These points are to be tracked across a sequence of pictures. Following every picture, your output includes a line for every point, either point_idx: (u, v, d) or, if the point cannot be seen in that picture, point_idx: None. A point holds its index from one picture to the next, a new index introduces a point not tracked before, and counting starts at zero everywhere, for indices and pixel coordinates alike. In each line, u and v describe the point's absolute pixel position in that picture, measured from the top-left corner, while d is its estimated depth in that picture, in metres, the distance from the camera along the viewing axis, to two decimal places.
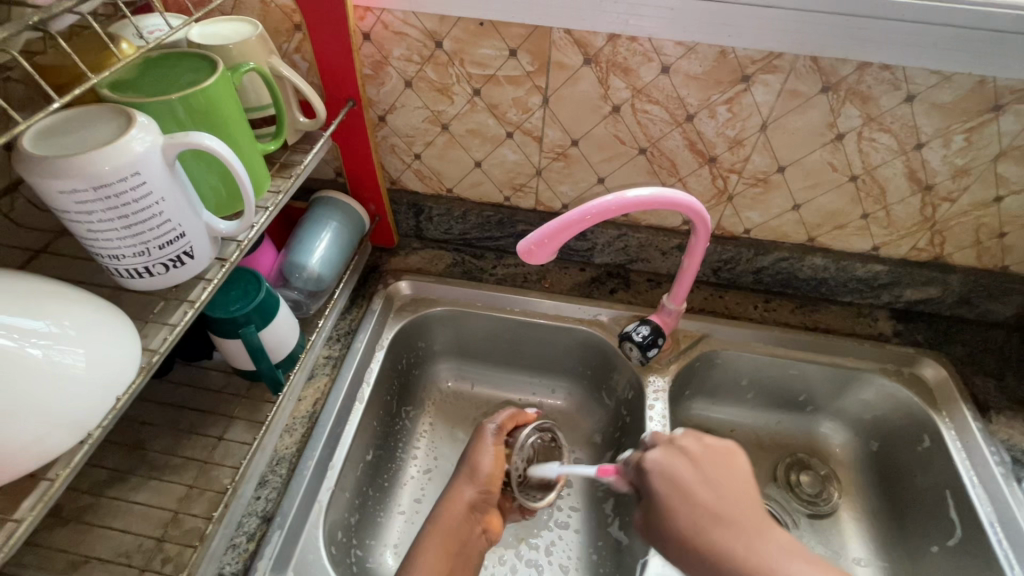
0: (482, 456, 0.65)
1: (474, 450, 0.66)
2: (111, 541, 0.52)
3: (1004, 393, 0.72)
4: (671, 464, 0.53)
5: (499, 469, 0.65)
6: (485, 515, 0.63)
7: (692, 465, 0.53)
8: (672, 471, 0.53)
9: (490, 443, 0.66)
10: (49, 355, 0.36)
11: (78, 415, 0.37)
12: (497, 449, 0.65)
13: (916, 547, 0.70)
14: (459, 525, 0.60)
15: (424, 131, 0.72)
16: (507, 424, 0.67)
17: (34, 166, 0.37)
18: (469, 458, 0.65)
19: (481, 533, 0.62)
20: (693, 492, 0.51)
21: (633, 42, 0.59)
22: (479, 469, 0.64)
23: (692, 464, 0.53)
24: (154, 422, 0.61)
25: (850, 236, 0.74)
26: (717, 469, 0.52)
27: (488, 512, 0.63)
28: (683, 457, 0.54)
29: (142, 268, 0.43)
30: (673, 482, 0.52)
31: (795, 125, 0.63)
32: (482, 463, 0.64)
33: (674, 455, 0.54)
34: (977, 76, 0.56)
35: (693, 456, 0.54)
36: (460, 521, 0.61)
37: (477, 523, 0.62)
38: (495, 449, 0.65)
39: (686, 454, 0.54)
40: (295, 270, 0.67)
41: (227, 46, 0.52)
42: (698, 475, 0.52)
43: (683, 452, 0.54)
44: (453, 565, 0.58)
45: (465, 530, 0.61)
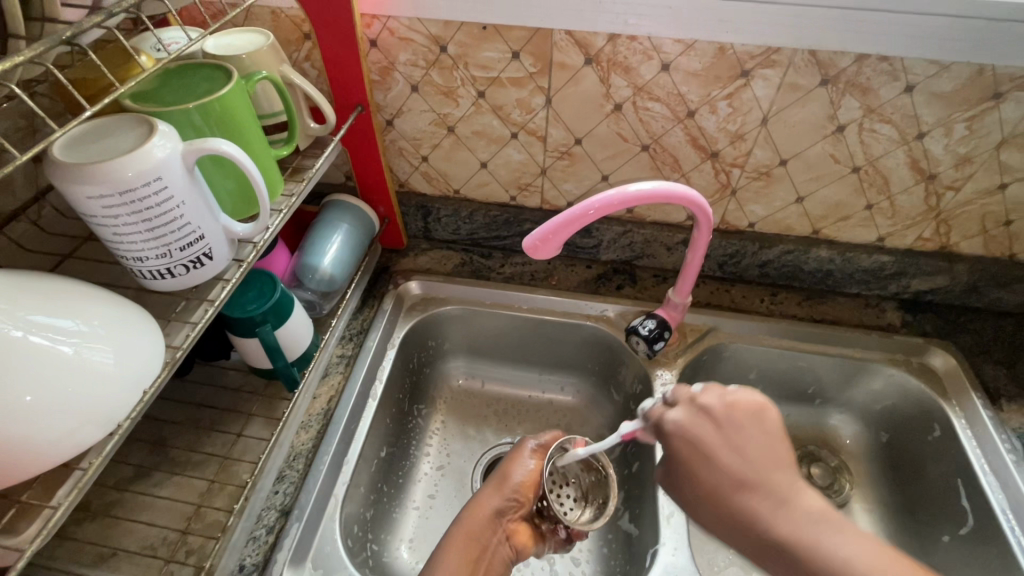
0: (517, 467, 0.65)
1: (509, 461, 0.65)
2: (137, 534, 0.54)
3: (1015, 381, 0.72)
4: (693, 425, 0.53)
5: (533, 480, 0.64)
6: (508, 524, 0.62)
7: (716, 429, 0.52)
8: (696, 433, 0.53)
9: (526, 452, 0.66)
10: (79, 351, 0.38)
11: (107, 408, 0.39)
12: (536, 464, 0.65)
13: (929, 537, 0.70)
14: (481, 532, 0.60)
15: (430, 134, 0.74)
16: (548, 441, 0.67)
17: (63, 173, 0.39)
18: (502, 469, 0.65)
19: (504, 544, 0.61)
20: (719, 444, 0.51)
21: (633, 41, 0.60)
22: (508, 480, 0.63)
23: (715, 422, 0.53)
24: (176, 420, 0.63)
25: (855, 227, 0.74)
26: (744, 425, 0.52)
27: (514, 521, 0.62)
28: (706, 419, 0.53)
29: (164, 269, 0.45)
30: (699, 446, 0.52)
31: (796, 118, 0.64)
32: (516, 475, 0.64)
33: (696, 419, 0.53)
34: (976, 64, 0.56)
35: (714, 414, 0.53)
36: (483, 529, 0.60)
37: (500, 533, 0.61)
38: (532, 461, 0.65)
39: (710, 414, 0.53)
40: (308, 271, 0.68)
41: (241, 55, 0.54)
42: (723, 434, 0.52)
43: (707, 412, 0.53)
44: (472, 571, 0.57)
45: (487, 535, 0.60)
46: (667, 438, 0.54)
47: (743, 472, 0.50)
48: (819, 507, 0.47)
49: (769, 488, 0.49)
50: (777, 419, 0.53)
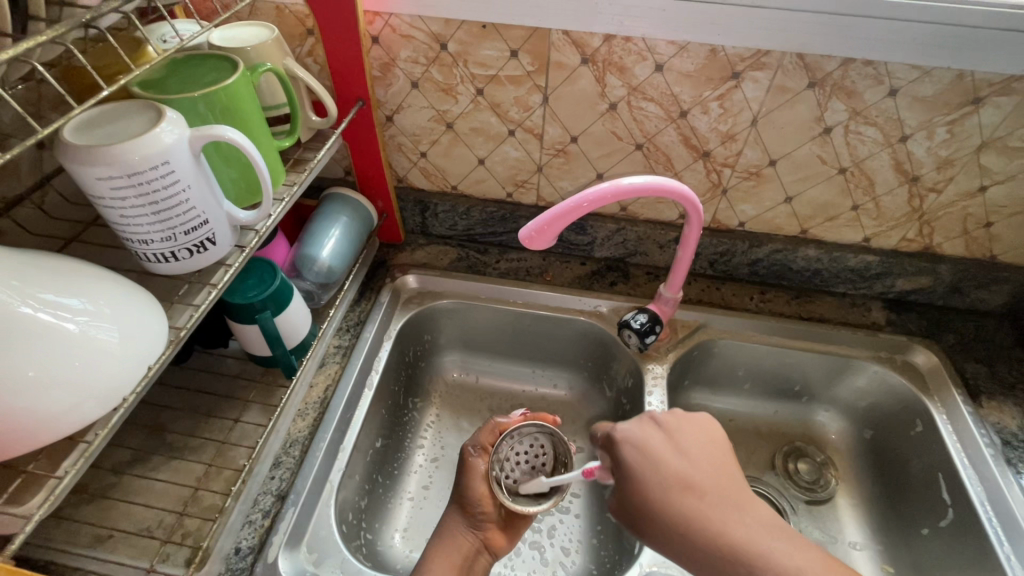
0: (471, 479, 0.63)
1: (462, 479, 0.64)
2: (134, 516, 0.55)
3: (995, 378, 0.74)
4: (644, 435, 0.55)
5: (486, 489, 0.63)
6: (485, 534, 0.62)
7: (664, 434, 0.55)
8: (646, 440, 0.55)
9: (471, 462, 0.64)
10: (84, 329, 0.39)
11: (113, 383, 0.40)
12: (483, 466, 0.64)
13: (910, 531, 0.72)
14: (460, 545, 0.61)
15: (429, 130, 0.76)
16: (485, 441, 0.65)
17: (74, 155, 0.40)
18: (460, 488, 0.64)
19: (482, 552, 0.62)
20: (668, 454, 0.53)
21: (628, 42, 0.62)
22: (470, 499, 0.62)
23: (665, 431, 0.55)
24: (175, 406, 0.64)
25: (841, 227, 0.76)
26: (691, 436, 0.54)
27: (489, 530, 0.62)
28: (655, 427, 0.56)
29: (168, 253, 0.47)
30: (644, 451, 0.54)
31: (784, 119, 0.66)
32: (473, 489, 0.63)
33: (645, 425, 0.56)
34: (956, 70, 0.59)
35: (663, 423, 0.56)
36: (465, 551, 0.61)
37: (478, 544, 0.62)
38: (479, 468, 0.63)
39: (660, 423, 0.56)
40: (307, 263, 0.69)
41: (245, 47, 0.55)
42: (673, 446, 0.53)
43: (657, 423, 0.56)
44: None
45: (470, 548, 0.61)
46: (618, 448, 0.55)
47: (689, 478, 0.51)
48: (765, 516, 0.49)
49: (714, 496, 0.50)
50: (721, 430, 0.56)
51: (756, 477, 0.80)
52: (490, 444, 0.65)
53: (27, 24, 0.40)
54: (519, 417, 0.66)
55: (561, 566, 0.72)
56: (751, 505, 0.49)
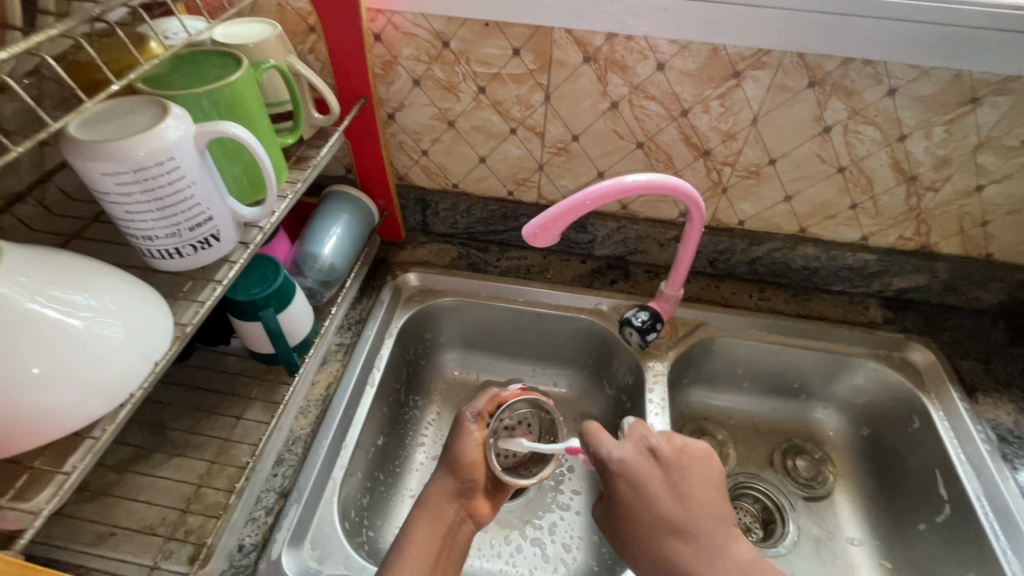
0: (465, 445, 0.65)
1: (454, 442, 0.66)
2: (136, 513, 0.55)
3: (991, 375, 0.75)
4: (643, 471, 0.57)
5: (479, 456, 0.64)
6: (470, 501, 0.63)
7: (659, 469, 0.57)
8: (639, 475, 0.57)
9: (467, 429, 0.66)
10: (89, 325, 0.39)
11: (119, 379, 0.40)
12: (478, 434, 0.66)
13: (907, 526, 0.73)
14: (444, 511, 0.61)
15: (431, 128, 0.76)
16: (485, 408, 0.67)
17: (79, 150, 0.40)
18: (451, 451, 0.65)
19: (467, 521, 0.62)
20: (664, 495, 0.55)
21: (630, 40, 0.62)
22: (458, 460, 0.64)
23: (664, 469, 0.57)
24: (177, 404, 0.64)
25: (840, 226, 0.77)
26: (689, 476, 0.56)
27: (475, 498, 0.63)
28: (651, 460, 0.58)
29: (173, 249, 0.46)
30: (636, 486, 0.56)
31: (784, 118, 0.66)
32: (465, 453, 0.64)
33: (641, 458, 0.58)
34: (953, 70, 0.60)
35: (664, 459, 0.57)
36: (448, 515, 0.61)
37: (463, 511, 0.62)
38: (474, 435, 0.65)
39: (656, 456, 0.58)
40: (309, 260, 0.69)
41: (248, 44, 0.55)
42: (670, 487, 0.56)
43: (658, 459, 0.58)
44: (441, 549, 0.59)
45: (454, 516, 0.61)
46: (612, 479, 0.57)
47: (681, 521, 0.54)
48: (747, 558, 0.51)
49: (698, 538, 0.53)
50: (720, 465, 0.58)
51: (755, 474, 0.81)
52: (486, 413, 0.67)
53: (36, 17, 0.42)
54: (516, 390, 0.67)
55: (562, 563, 0.72)
56: (734, 548, 0.52)
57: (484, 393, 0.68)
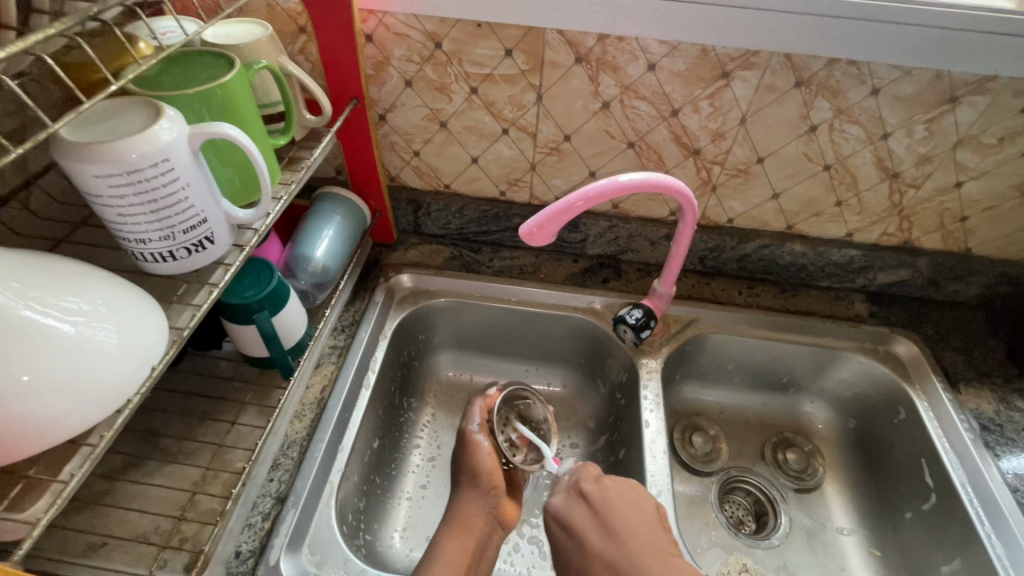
0: (477, 453, 0.67)
1: (468, 455, 0.68)
2: (129, 522, 0.54)
3: (971, 365, 0.78)
4: (572, 513, 0.57)
5: (495, 461, 0.67)
6: (497, 509, 0.65)
7: (591, 510, 0.56)
8: (569, 519, 0.57)
9: (477, 440, 0.68)
10: (79, 330, 0.38)
11: (115, 385, 0.39)
12: (489, 442, 0.68)
13: (893, 515, 0.75)
14: (473, 523, 0.63)
15: (422, 129, 0.76)
16: (483, 417, 0.70)
17: (70, 153, 0.40)
18: (466, 461, 0.68)
19: (497, 529, 0.64)
20: (599, 531, 0.54)
21: (621, 41, 0.63)
22: (478, 471, 0.66)
23: (591, 506, 0.57)
24: (168, 410, 0.63)
25: (825, 223, 0.79)
26: (617, 505, 0.56)
27: (501, 504, 0.66)
28: (582, 502, 0.58)
29: (166, 252, 0.46)
30: (571, 529, 0.56)
31: (771, 118, 0.68)
32: (481, 463, 0.67)
33: (573, 502, 0.58)
34: (933, 71, 0.61)
35: (590, 496, 0.58)
36: (478, 526, 0.63)
37: (491, 519, 0.64)
38: (484, 443, 0.68)
39: (586, 495, 0.58)
40: (301, 263, 0.69)
41: (238, 44, 0.55)
42: (600, 522, 0.55)
43: (584, 497, 0.58)
44: (472, 561, 0.60)
45: (482, 527, 0.63)
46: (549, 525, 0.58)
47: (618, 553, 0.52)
48: None
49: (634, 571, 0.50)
50: (649, 499, 0.57)
51: (747, 468, 0.82)
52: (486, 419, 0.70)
53: (30, 16, 0.41)
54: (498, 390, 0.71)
55: None
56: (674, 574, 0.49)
57: (472, 403, 0.71)
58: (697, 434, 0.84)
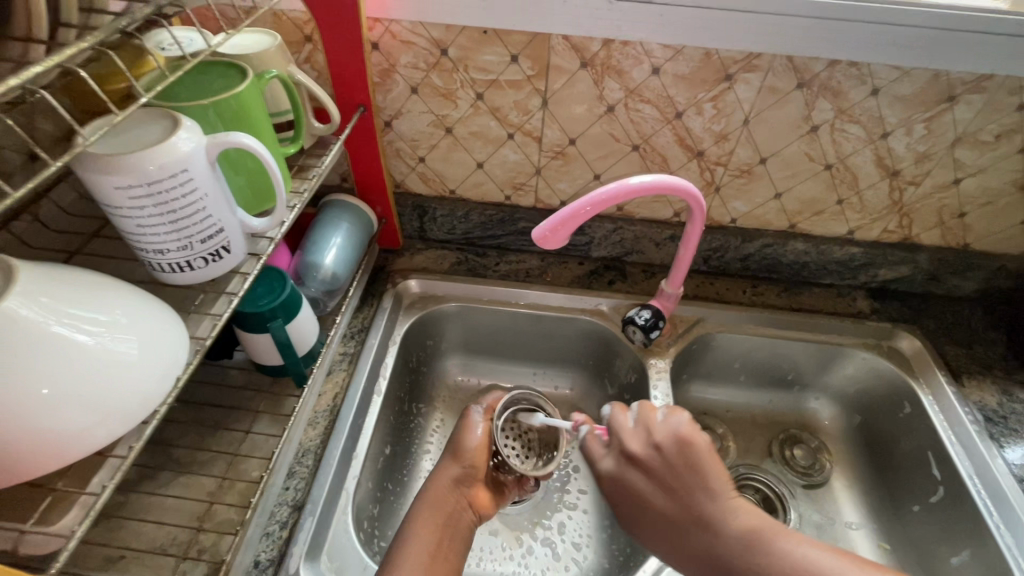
0: (469, 434, 0.67)
1: (460, 432, 0.67)
2: (146, 535, 0.54)
3: (973, 359, 0.79)
4: (628, 478, 0.58)
5: (484, 444, 0.67)
6: (470, 491, 0.64)
7: (644, 473, 0.57)
8: (627, 481, 0.58)
9: (474, 419, 0.68)
10: (103, 342, 0.38)
11: (138, 395, 0.39)
12: (484, 425, 0.68)
13: (901, 508, 0.76)
14: (446, 500, 0.61)
15: (428, 135, 0.76)
16: (492, 404, 0.70)
17: (90, 165, 0.40)
18: (454, 441, 0.67)
19: (467, 510, 0.62)
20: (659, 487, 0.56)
21: (626, 46, 0.64)
22: (463, 448, 0.66)
23: (644, 470, 0.57)
24: (180, 421, 0.63)
25: (827, 221, 0.80)
26: (672, 457, 0.56)
27: (474, 487, 0.64)
28: (634, 467, 0.58)
29: (183, 262, 0.46)
30: (630, 492, 0.58)
31: (773, 119, 0.69)
32: (467, 441, 0.66)
33: (626, 466, 0.59)
34: (931, 71, 0.63)
35: (640, 461, 0.58)
36: (450, 500, 0.62)
37: (463, 499, 0.63)
38: (479, 425, 0.68)
39: (635, 459, 0.58)
40: (311, 270, 0.69)
41: (249, 54, 0.55)
42: (658, 482, 0.56)
43: (635, 462, 0.58)
44: (443, 537, 0.59)
45: (454, 504, 0.62)
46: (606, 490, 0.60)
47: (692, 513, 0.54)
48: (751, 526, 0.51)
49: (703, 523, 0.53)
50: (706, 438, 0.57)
51: (756, 465, 0.83)
52: (492, 408, 0.70)
53: (58, 31, 0.41)
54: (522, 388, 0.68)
55: (573, 561, 0.73)
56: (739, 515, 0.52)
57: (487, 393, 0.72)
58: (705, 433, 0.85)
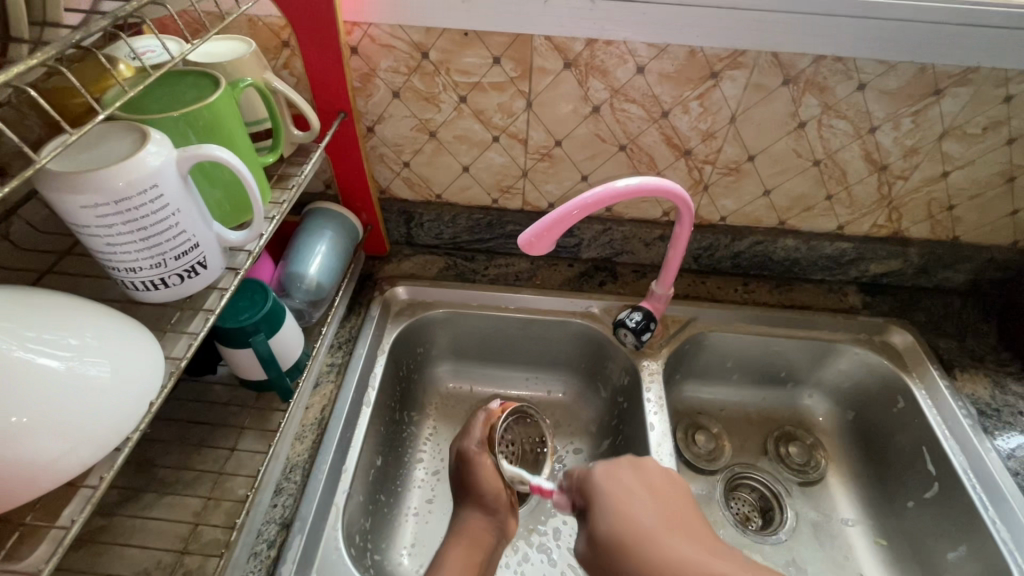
0: (480, 475, 0.66)
1: (472, 475, 0.66)
2: (129, 559, 0.52)
3: (965, 352, 0.79)
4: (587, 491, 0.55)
5: (498, 482, 0.65)
6: (503, 524, 0.65)
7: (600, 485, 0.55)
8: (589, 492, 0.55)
9: (476, 461, 0.67)
10: (73, 366, 0.36)
11: (113, 420, 0.38)
12: (488, 462, 0.67)
13: (896, 504, 0.76)
14: (480, 540, 0.62)
15: (412, 139, 0.75)
16: (484, 435, 0.68)
17: (55, 184, 0.38)
18: (469, 483, 0.66)
19: (502, 544, 0.64)
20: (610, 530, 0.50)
21: (610, 46, 0.63)
22: (482, 491, 0.65)
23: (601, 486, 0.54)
24: (164, 439, 0.61)
25: (817, 217, 0.79)
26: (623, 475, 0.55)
27: (507, 520, 0.65)
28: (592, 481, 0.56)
29: (158, 280, 0.44)
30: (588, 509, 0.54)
31: (760, 116, 0.68)
32: (485, 484, 0.65)
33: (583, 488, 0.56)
34: (918, 64, 0.62)
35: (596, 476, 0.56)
36: (484, 539, 0.63)
37: (498, 535, 0.64)
38: (483, 462, 0.66)
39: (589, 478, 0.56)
40: (295, 281, 0.67)
41: (223, 62, 0.53)
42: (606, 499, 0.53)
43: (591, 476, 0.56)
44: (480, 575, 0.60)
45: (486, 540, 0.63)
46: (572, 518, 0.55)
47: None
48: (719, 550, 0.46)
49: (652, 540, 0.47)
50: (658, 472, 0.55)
51: (751, 464, 0.82)
52: (486, 435, 0.68)
53: (7, 45, 0.40)
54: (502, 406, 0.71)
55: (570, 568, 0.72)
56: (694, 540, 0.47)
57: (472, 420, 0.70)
58: (699, 433, 0.84)
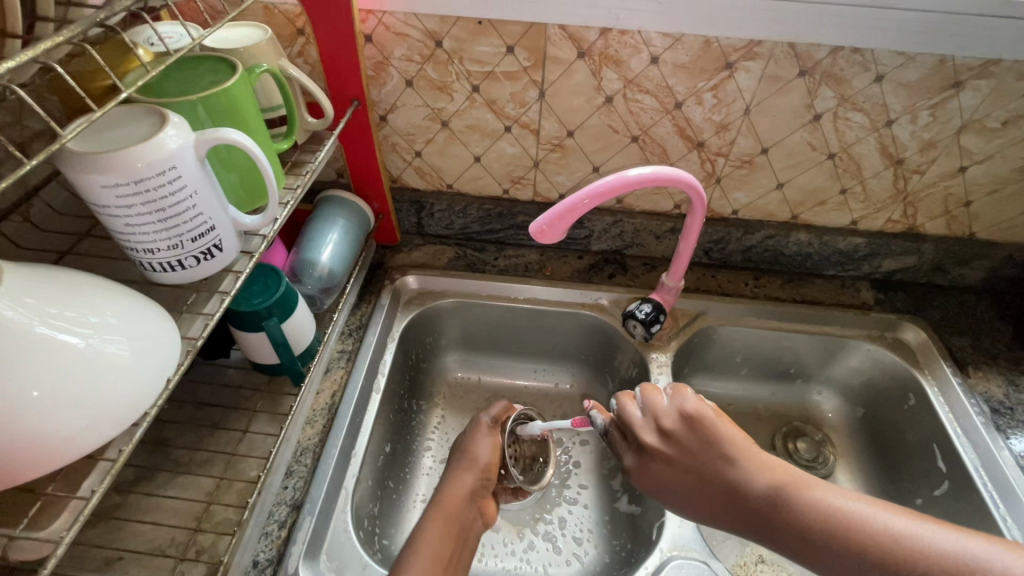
0: (482, 448, 0.68)
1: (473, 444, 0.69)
2: (143, 535, 0.53)
3: (979, 350, 0.78)
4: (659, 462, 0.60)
5: (496, 459, 0.68)
6: (482, 495, 0.66)
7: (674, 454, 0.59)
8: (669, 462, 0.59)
9: (484, 432, 0.70)
10: (92, 343, 0.37)
11: (130, 397, 0.39)
12: (494, 440, 0.69)
13: (905, 500, 0.75)
14: (462, 512, 0.62)
15: (424, 129, 0.75)
16: (499, 414, 0.71)
17: (76, 163, 0.39)
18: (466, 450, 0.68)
19: (479, 519, 0.64)
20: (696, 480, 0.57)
21: (624, 35, 0.63)
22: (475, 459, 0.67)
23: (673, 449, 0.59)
24: (177, 420, 0.62)
25: (831, 211, 0.79)
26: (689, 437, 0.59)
27: (485, 499, 0.66)
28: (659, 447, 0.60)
29: (175, 261, 0.45)
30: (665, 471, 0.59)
31: (776, 108, 0.68)
32: (482, 453, 0.68)
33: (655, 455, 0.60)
34: (937, 56, 0.61)
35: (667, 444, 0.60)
36: (459, 504, 0.62)
37: (476, 509, 0.64)
38: (489, 438, 0.69)
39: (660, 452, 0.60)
40: (308, 267, 0.68)
41: (239, 48, 0.54)
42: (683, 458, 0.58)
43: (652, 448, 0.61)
44: (456, 545, 0.59)
45: (460, 506, 0.62)
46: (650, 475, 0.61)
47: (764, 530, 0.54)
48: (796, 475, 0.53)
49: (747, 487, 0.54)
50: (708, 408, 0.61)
51: None
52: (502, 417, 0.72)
53: (36, 25, 0.41)
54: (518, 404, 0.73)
55: (575, 557, 0.72)
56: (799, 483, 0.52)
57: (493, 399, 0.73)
58: None
